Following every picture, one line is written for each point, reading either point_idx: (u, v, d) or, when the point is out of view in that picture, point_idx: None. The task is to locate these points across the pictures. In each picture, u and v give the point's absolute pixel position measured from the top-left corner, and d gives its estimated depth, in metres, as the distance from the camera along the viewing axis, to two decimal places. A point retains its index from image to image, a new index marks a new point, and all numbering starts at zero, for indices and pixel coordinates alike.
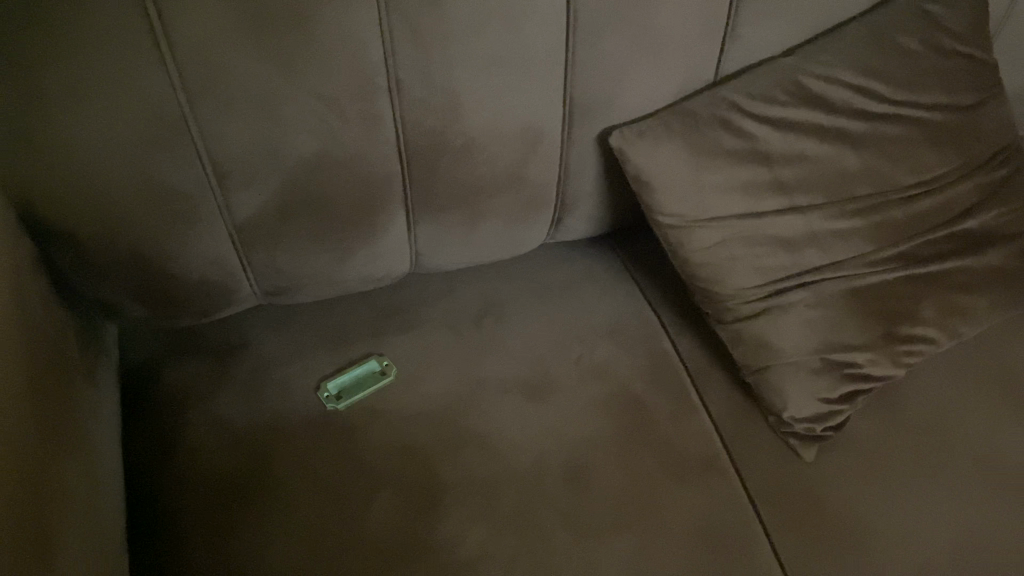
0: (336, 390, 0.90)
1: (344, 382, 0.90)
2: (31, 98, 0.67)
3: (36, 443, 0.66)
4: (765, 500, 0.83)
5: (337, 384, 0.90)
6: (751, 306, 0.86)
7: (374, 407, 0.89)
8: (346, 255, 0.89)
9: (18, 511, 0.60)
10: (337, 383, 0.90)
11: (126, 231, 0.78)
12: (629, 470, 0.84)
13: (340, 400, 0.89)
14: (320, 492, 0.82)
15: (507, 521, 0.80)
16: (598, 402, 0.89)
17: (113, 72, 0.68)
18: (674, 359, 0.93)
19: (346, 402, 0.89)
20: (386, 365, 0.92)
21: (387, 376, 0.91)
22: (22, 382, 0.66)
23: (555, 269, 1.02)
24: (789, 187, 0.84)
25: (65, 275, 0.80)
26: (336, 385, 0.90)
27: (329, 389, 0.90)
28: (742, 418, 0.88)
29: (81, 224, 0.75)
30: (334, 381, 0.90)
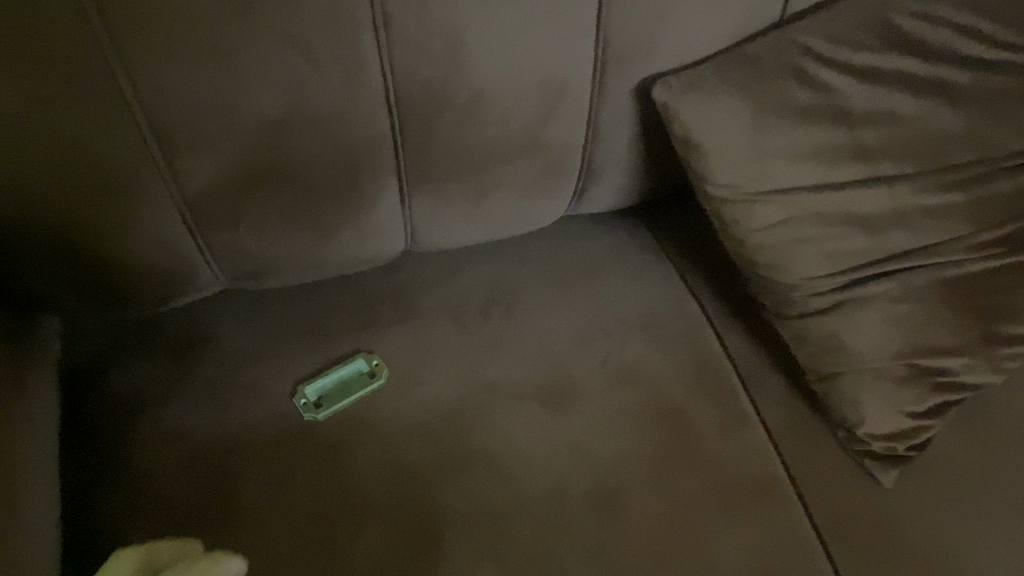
0: (315, 395, 0.75)
1: (325, 387, 0.75)
2: None
3: None
4: (835, 534, 0.68)
5: (317, 388, 0.75)
6: (821, 299, 0.70)
7: (361, 418, 0.74)
8: (327, 235, 0.74)
9: None
10: (318, 388, 0.75)
11: (46, 199, 0.63)
12: (668, 497, 0.69)
13: (319, 408, 0.74)
14: (292, 525, 0.67)
15: (522, 561, 0.66)
16: (629, 412, 0.74)
17: None
18: (721, 358, 0.77)
19: (326, 412, 0.74)
20: (375, 366, 0.77)
21: (376, 380, 0.76)
22: None
23: (577, 249, 0.86)
24: (874, 153, 0.68)
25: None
26: (315, 388, 0.75)
27: (307, 394, 0.75)
28: (804, 432, 0.73)
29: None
30: (313, 385, 0.75)
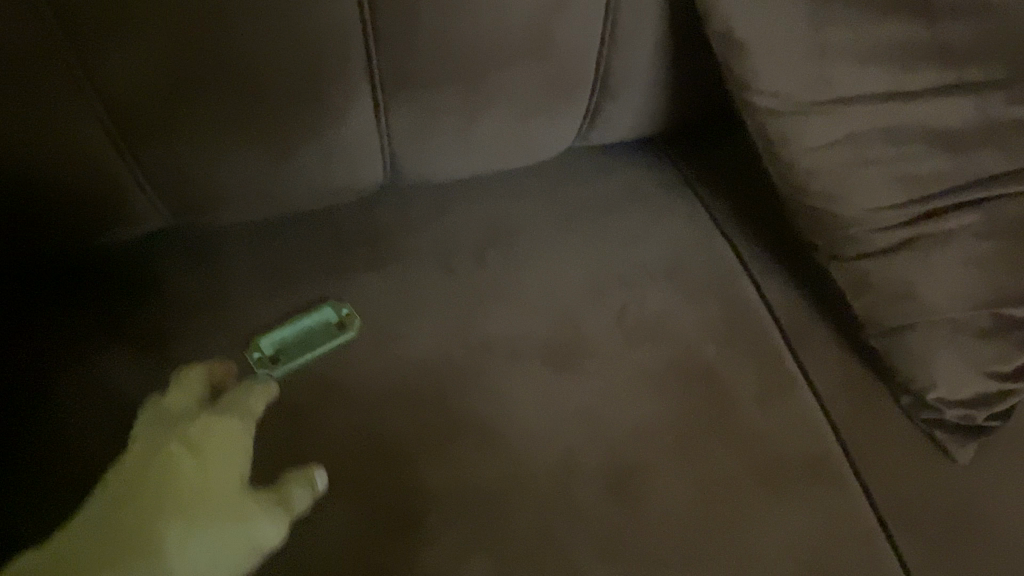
0: (271, 349, 0.62)
1: (284, 341, 0.63)
2: None
3: None
4: (901, 520, 0.56)
5: (274, 342, 0.62)
6: (886, 236, 0.58)
7: (328, 377, 0.61)
8: (288, 155, 0.62)
9: None
10: (275, 342, 0.62)
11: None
12: (697, 475, 0.58)
13: (276, 366, 0.61)
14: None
15: (520, 552, 0.54)
16: (650, 373, 0.62)
17: None
18: (761, 310, 0.65)
19: (283, 370, 0.61)
20: (345, 317, 0.64)
21: (346, 332, 0.63)
22: None
23: (588, 185, 0.73)
24: (958, 53, 0.55)
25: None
26: (272, 342, 0.62)
27: (262, 348, 0.62)
28: (861, 398, 0.61)
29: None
30: (269, 338, 0.62)
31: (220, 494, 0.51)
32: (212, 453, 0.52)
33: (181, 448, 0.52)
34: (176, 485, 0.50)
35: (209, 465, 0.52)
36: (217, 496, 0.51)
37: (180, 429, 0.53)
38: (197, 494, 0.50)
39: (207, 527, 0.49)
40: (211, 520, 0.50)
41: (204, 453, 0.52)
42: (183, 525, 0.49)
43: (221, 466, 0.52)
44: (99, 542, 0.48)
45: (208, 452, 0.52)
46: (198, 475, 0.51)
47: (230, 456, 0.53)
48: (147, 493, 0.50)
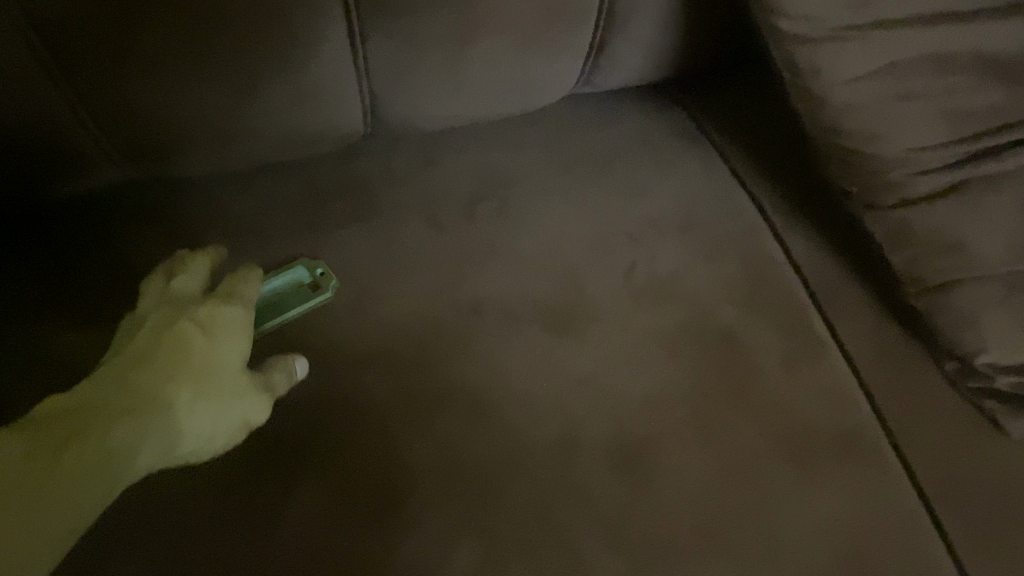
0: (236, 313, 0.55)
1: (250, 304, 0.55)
2: None
3: None
4: (947, 500, 0.50)
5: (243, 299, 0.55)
6: (931, 180, 0.51)
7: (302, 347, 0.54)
8: (252, 93, 0.54)
9: None
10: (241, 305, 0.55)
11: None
12: (715, 449, 0.51)
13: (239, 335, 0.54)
14: (190, 485, 0.49)
15: (514, 538, 0.48)
16: (661, 337, 0.55)
17: None
18: (785, 268, 0.58)
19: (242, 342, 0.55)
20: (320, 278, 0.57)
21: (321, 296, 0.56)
22: None
23: (590, 133, 0.65)
24: None
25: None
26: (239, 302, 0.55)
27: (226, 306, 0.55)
28: (898, 365, 0.54)
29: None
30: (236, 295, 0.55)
31: (226, 369, 0.50)
32: (220, 332, 0.50)
33: (189, 325, 0.50)
34: (185, 359, 0.49)
35: (216, 347, 0.50)
36: (222, 373, 0.49)
37: (187, 310, 0.51)
38: (203, 370, 0.49)
39: (213, 402, 0.48)
40: (219, 394, 0.49)
41: (213, 330, 0.50)
42: (191, 398, 0.48)
43: (229, 346, 0.50)
44: (110, 407, 0.46)
45: (217, 330, 0.50)
46: (209, 351, 0.50)
47: (237, 337, 0.51)
48: (154, 364, 0.48)
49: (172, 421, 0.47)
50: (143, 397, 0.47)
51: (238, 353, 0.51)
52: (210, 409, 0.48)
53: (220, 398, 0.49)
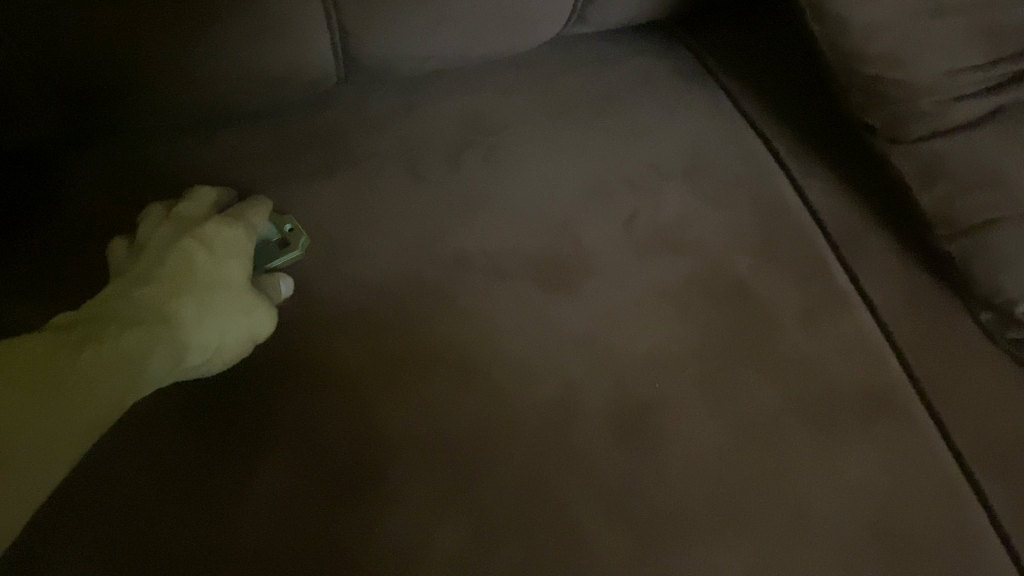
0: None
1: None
2: None
3: None
4: (986, 463, 0.45)
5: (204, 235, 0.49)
6: (967, 106, 0.45)
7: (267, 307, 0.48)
8: (209, 30, 0.48)
9: None
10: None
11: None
12: (730, 411, 0.46)
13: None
14: (142, 456, 0.43)
15: (507, 512, 0.43)
16: (667, 291, 0.50)
17: None
18: (801, 214, 0.53)
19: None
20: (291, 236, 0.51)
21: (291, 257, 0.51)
22: None
23: (587, 74, 0.60)
24: None
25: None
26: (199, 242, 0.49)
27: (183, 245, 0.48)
28: (929, 316, 0.49)
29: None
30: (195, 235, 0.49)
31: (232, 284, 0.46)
32: (224, 247, 0.46)
33: (191, 239, 0.46)
34: (191, 273, 0.44)
35: (222, 265, 0.46)
36: (229, 287, 0.45)
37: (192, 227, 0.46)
38: (213, 287, 0.45)
39: (224, 314, 0.44)
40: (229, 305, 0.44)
41: (218, 246, 0.46)
42: (200, 309, 0.44)
43: (234, 263, 0.46)
44: (114, 318, 0.42)
45: (222, 247, 0.46)
46: (216, 265, 0.45)
47: (243, 258, 0.47)
48: (157, 278, 0.44)
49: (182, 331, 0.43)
50: (150, 310, 0.43)
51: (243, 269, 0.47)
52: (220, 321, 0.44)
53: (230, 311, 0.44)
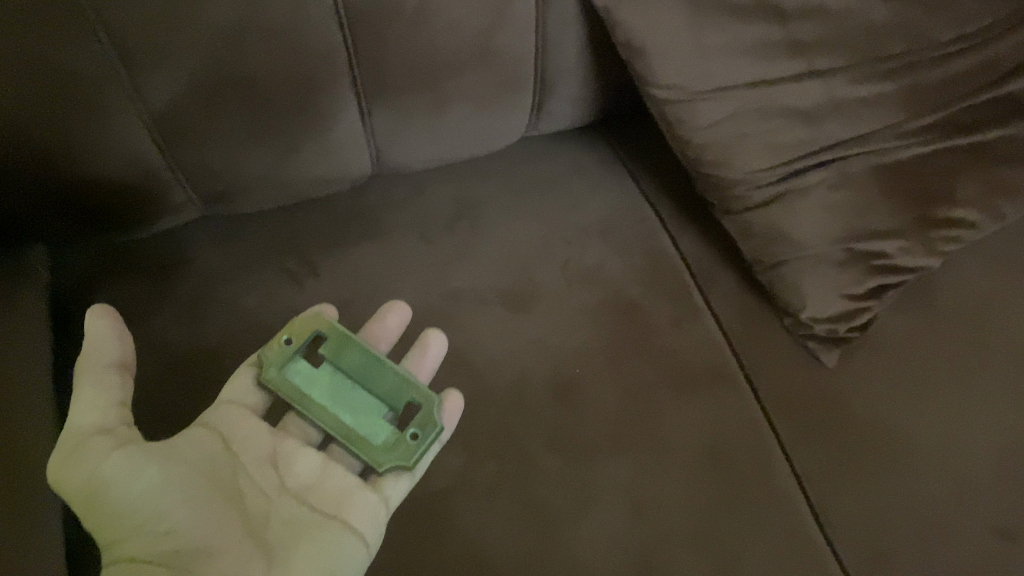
0: (387, 441, 0.62)
1: (377, 418, 0.63)
2: None
3: None
4: (783, 413, 0.72)
5: (334, 428, 0.62)
6: (764, 192, 0.74)
7: (423, 361, 0.68)
8: (292, 154, 0.76)
9: None
10: (386, 434, 0.62)
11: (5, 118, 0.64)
12: (626, 383, 0.73)
13: (416, 449, 0.62)
14: None
15: (487, 447, 0.69)
16: (589, 309, 0.77)
17: None
18: (676, 260, 0.81)
19: (419, 459, 0.62)
20: (299, 317, 0.65)
21: (330, 321, 0.65)
22: None
23: (539, 163, 0.88)
24: (809, 47, 0.70)
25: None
26: (351, 436, 0.62)
27: (358, 452, 0.62)
28: (753, 321, 0.77)
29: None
30: (350, 438, 0.62)
31: (124, 442, 0.54)
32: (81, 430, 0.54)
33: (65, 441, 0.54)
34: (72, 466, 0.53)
35: (79, 456, 0.53)
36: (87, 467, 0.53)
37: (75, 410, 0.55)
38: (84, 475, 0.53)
39: (190, 457, 0.57)
40: (182, 459, 0.56)
41: (230, 448, 0.60)
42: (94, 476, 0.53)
43: (82, 443, 0.53)
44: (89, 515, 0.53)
45: (78, 440, 0.53)
46: (238, 461, 0.60)
47: (84, 424, 0.54)
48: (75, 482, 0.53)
49: (251, 512, 0.58)
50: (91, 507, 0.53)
51: (123, 377, 0.57)
52: (196, 470, 0.56)
53: (191, 453, 0.57)
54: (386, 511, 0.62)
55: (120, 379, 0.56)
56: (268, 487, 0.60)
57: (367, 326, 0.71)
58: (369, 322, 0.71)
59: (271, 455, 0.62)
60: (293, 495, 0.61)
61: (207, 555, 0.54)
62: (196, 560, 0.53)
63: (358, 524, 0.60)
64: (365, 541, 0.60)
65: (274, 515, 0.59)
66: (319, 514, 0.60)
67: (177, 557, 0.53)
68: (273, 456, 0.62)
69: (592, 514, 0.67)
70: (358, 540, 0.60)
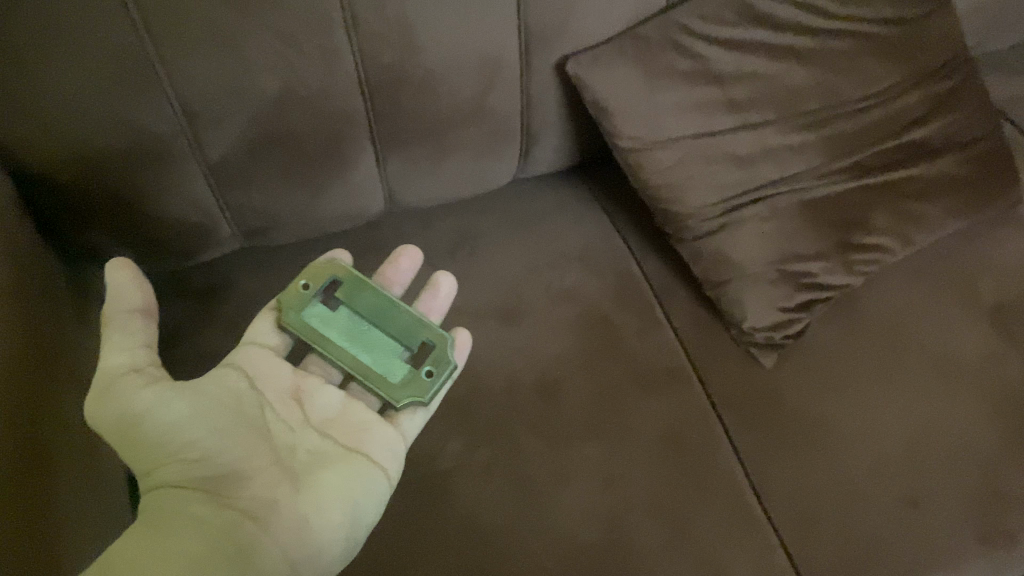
0: (405, 377, 0.74)
1: (394, 357, 0.75)
2: (16, 61, 0.70)
3: (33, 356, 0.73)
4: (729, 405, 0.86)
5: (356, 364, 0.73)
6: (710, 224, 0.89)
7: (432, 302, 0.81)
8: (319, 195, 0.92)
9: (21, 452, 0.66)
10: (403, 370, 0.74)
11: (89, 165, 0.79)
12: (598, 383, 0.87)
13: (428, 384, 0.73)
14: None
15: (483, 435, 0.84)
16: (568, 322, 0.92)
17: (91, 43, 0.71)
18: (641, 281, 0.96)
19: (434, 394, 0.74)
20: (315, 265, 0.77)
21: (345, 268, 0.77)
22: (20, 307, 0.73)
23: (527, 201, 1.04)
24: (743, 105, 0.86)
25: (32, 202, 0.81)
26: (370, 370, 0.73)
27: (378, 388, 0.73)
28: (706, 331, 0.92)
29: (27, 153, 0.76)
30: (371, 374, 0.73)
31: (151, 380, 0.65)
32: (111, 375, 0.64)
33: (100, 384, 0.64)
34: (108, 405, 0.63)
35: (113, 399, 0.63)
36: (124, 407, 0.63)
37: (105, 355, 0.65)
38: (121, 411, 0.63)
39: (218, 393, 0.68)
40: (206, 396, 0.67)
41: (255, 386, 0.71)
42: (130, 414, 0.63)
43: (114, 385, 0.64)
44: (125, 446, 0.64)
45: (111, 382, 0.64)
46: (263, 398, 0.71)
47: (114, 369, 0.64)
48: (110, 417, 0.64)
49: (278, 443, 0.70)
50: (130, 439, 0.64)
51: (144, 320, 0.67)
52: (222, 404, 0.68)
53: (218, 391, 0.69)
54: (400, 442, 0.74)
55: (142, 322, 0.66)
56: (292, 420, 0.72)
57: (381, 269, 0.82)
58: (384, 264, 0.82)
59: (294, 392, 0.73)
60: (315, 427, 0.73)
61: (240, 478, 0.66)
62: (230, 483, 0.66)
63: (378, 456, 0.73)
64: (386, 472, 0.73)
65: (300, 446, 0.71)
66: (341, 447, 0.72)
67: (211, 480, 0.65)
68: (297, 392, 0.73)
69: (568, 489, 0.81)
70: (377, 469, 0.72)
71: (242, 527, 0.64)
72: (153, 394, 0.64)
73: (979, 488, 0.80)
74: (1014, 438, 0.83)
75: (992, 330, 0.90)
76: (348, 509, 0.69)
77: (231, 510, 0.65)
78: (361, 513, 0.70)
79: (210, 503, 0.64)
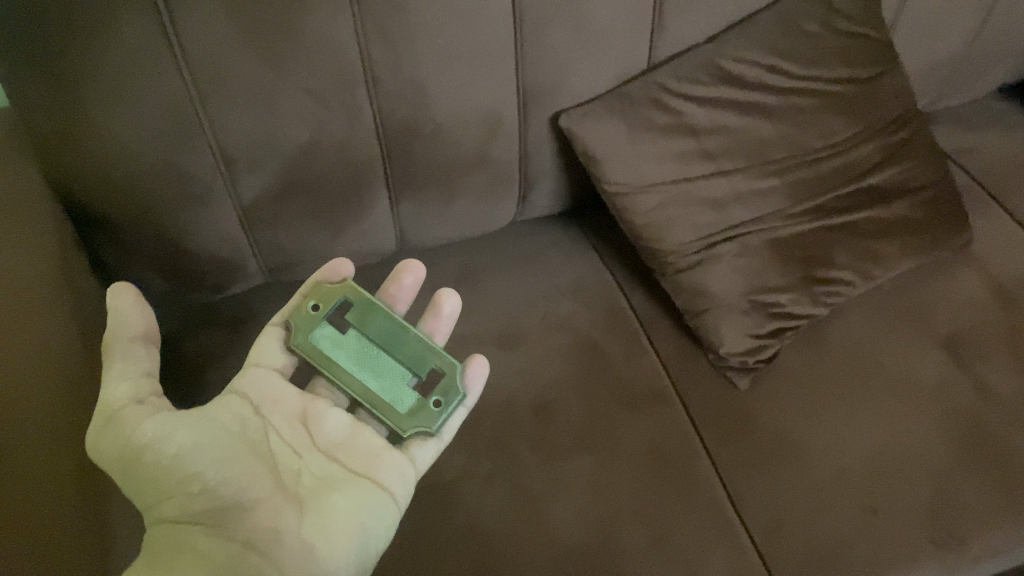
0: (412, 405, 0.80)
1: (403, 383, 0.81)
2: (82, 116, 0.81)
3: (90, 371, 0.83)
4: (707, 423, 0.95)
5: (366, 388, 0.80)
6: (688, 259, 0.99)
7: (438, 323, 0.89)
8: (338, 234, 1.03)
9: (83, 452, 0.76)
10: (411, 398, 0.81)
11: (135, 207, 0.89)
12: (589, 403, 0.97)
13: (435, 414, 0.80)
14: None
15: (485, 448, 0.93)
16: (562, 349, 1.02)
17: (147, 99, 0.82)
18: (628, 311, 1.06)
19: (443, 422, 0.81)
20: (325, 287, 0.83)
21: (356, 289, 0.83)
22: (77, 328, 0.83)
23: (525, 241, 1.14)
24: (716, 154, 0.97)
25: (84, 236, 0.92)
26: (379, 396, 0.80)
27: (386, 416, 0.80)
28: (686, 357, 1.01)
29: (85, 196, 0.87)
30: (380, 400, 0.80)
31: (151, 413, 0.69)
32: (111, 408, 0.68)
33: (102, 417, 0.68)
34: (107, 439, 0.67)
35: (113, 433, 0.67)
36: (122, 441, 0.67)
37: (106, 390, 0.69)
38: (120, 446, 0.67)
39: (224, 424, 0.73)
40: (207, 429, 0.71)
41: (261, 412, 0.77)
42: (128, 448, 0.67)
43: (112, 421, 0.68)
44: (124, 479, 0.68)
45: (113, 414, 0.68)
46: (271, 424, 0.77)
47: (112, 404, 0.68)
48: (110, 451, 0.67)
49: (285, 470, 0.75)
50: (129, 473, 0.67)
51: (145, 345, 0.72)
52: (225, 436, 0.72)
53: (224, 420, 0.73)
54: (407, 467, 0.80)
55: (142, 350, 0.71)
56: (295, 445, 0.78)
57: (386, 287, 0.90)
58: (388, 282, 0.90)
59: (302, 416, 0.79)
60: (322, 450, 0.79)
61: (244, 509, 0.69)
62: (233, 516, 0.69)
63: (386, 481, 0.78)
64: (393, 494, 0.78)
65: (305, 471, 0.76)
66: (350, 471, 0.78)
67: (213, 514, 0.68)
68: (303, 415, 0.80)
69: (562, 497, 0.89)
70: (384, 492, 0.78)
71: (244, 558, 0.67)
72: (148, 430, 0.68)
73: (933, 496, 0.89)
74: (965, 452, 0.92)
75: (944, 355, 0.99)
76: (357, 532, 0.75)
77: (233, 543, 0.68)
78: (370, 534, 0.75)
79: (212, 538, 0.67)
